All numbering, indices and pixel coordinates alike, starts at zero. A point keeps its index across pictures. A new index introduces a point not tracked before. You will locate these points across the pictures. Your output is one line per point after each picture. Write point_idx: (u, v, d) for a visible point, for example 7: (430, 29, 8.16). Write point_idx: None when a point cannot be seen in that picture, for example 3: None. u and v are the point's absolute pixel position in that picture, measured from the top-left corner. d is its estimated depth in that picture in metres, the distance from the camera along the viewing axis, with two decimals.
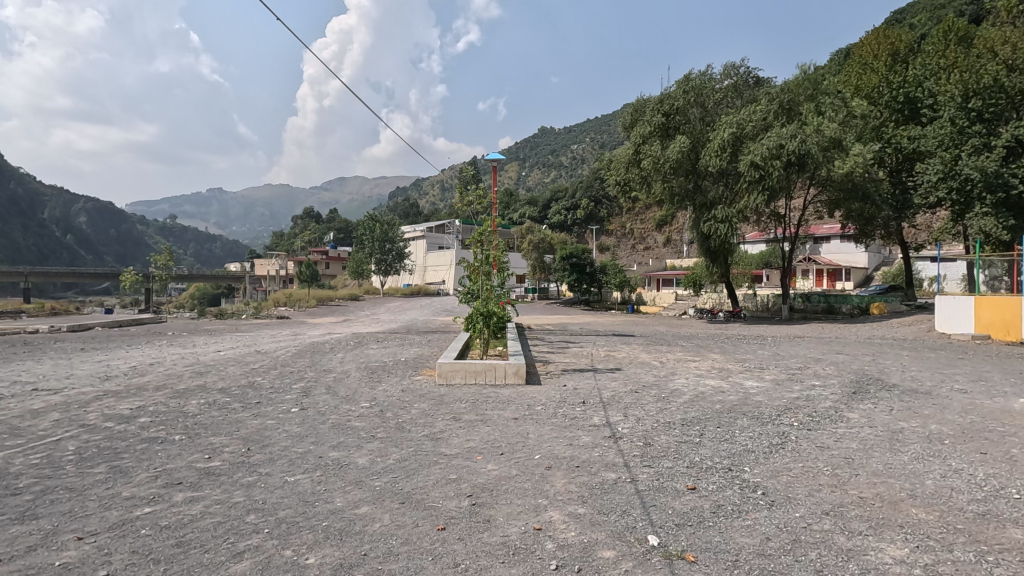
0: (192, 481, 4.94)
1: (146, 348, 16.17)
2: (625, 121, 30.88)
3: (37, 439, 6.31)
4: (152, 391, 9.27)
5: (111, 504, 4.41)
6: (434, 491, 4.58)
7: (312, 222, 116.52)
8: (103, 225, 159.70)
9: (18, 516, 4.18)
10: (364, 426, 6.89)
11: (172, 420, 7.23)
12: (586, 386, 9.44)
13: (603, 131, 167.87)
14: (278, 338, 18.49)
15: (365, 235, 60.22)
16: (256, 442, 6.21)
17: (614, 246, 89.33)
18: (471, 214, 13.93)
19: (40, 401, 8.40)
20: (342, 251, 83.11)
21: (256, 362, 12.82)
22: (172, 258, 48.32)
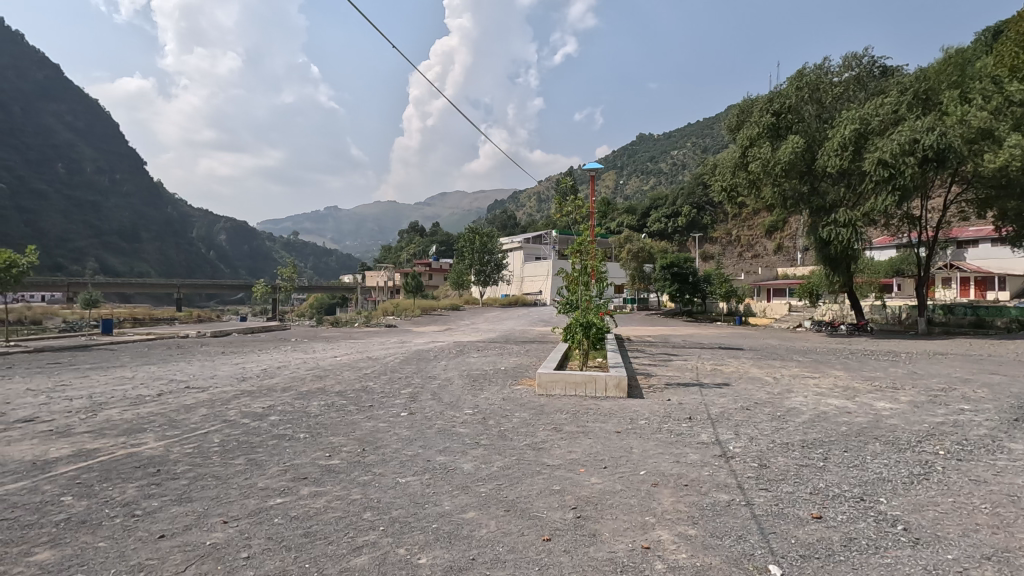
0: (316, 476, 5.37)
1: (274, 353, 17.92)
2: (730, 124, 29.50)
3: (190, 431, 7.18)
4: (281, 392, 10.23)
5: (250, 493, 4.91)
6: (538, 501, 4.59)
7: (416, 235, 122.72)
8: (239, 243, 179.63)
9: (178, 498, 4.78)
10: (468, 432, 7.08)
11: (297, 419, 7.91)
12: (692, 401, 8.99)
13: (707, 134, 160.87)
14: (386, 346, 19.62)
15: (465, 247, 62.22)
16: (369, 442, 6.64)
17: (719, 254, 85.16)
18: (569, 225, 13.81)
19: (191, 397, 9.56)
20: (444, 263, 86.54)
21: (368, 368, 13.65)
22: (295, 271, 53.12)
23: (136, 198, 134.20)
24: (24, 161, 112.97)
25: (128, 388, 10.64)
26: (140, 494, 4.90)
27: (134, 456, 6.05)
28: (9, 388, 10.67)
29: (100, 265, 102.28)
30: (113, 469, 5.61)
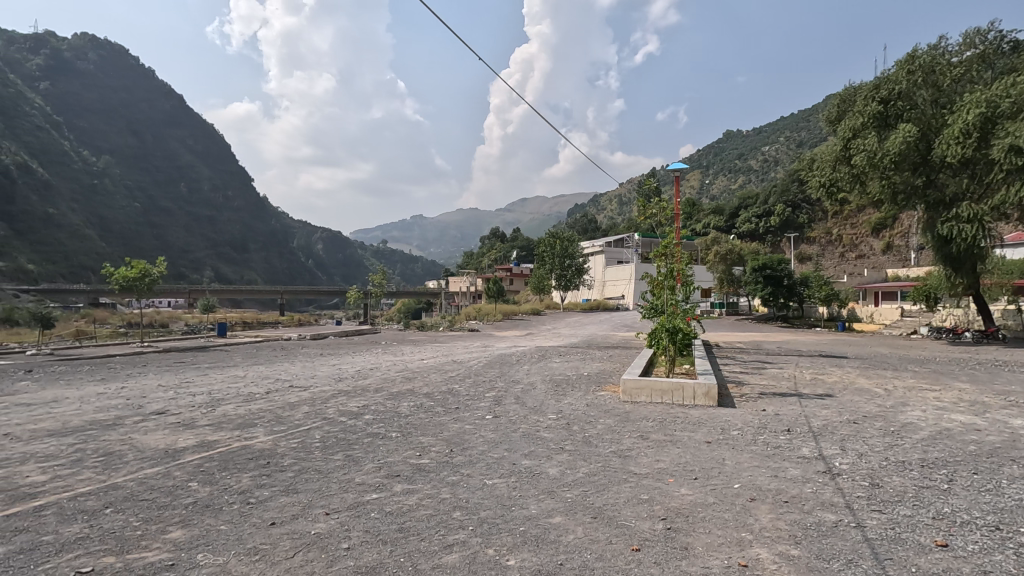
0: (407, 474, 5.59)
1: (366, 355, 18.92)
2: (830, 115, 27.59)
3: (294, 427, 7.76)
4: (374, 392, 10.79)
5: (348, 487, 5.22)
6: (626, 510, 4.50)
7: (498, 241, 124.79)
8: (334, 251, 191.56)
9: (286, 489, 5.19)
10: (553, 437, 7.09)
11: (389, 419, 8.30)
12: (790, 412, 8.42)
13: (803, 127, 150.61)
14: (470, 350, 20.09)
15: (545, 252, 62.39)
16: (457, 444, 6.81)
17: (817, 255, 79.32)
18: (653, 227, 13.42)
19: (295, 396, 10.32)
20: (525, 268, 87.27)
21: (452, 371, 14.05)
22: (384, 278, 55.95)
23: (246, 212, 147.09)
24: (154, 182, 127.54)
25: (242, 385, 11.70)
26: (253, 484, 5.36)
27: (249, 448, 6.63)
28: (147, 383, 12.09)
29: (216, 274, 113.10)
30: (230, 460, 6.17)
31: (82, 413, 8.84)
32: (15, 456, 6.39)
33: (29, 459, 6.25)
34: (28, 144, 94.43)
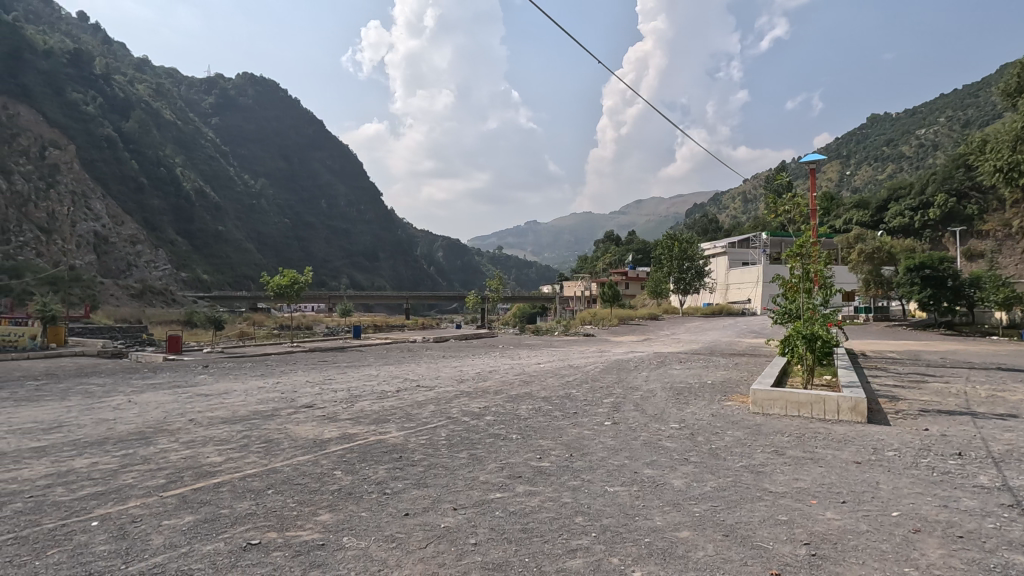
0: (528, 476, 5.69)
1: (486, 358, 19.60)
2: (1008, 87, 23.62)
3: (422, 424, 8.25)
4: (494, 394, 11.12)
5: (473, 485, 5.42)
6: (761, 530, 4.18)
7: (612, 245, 122.80)
8: (454, 258, 200.79)
9: (417, 482, 5.53)
10: (676, 447, 6.79)
11: (509, 420, 8.51)
12: (961, 434, 7.27)
13: (971, 103, 129.97)
14: (587, 355, 19.98)
15: (663, 254, 60.13)
16: (576, 449, 6.78)
17: (991, 251, 67.93)
18: (785, 226, 12.33)
19: (422, 394, 11.00)
20: (641, 272, 84.87)
21: (570, 375, 14.06)
22: (501, 283, 57.47)
23: (376, 223, 159.18)
24: (300, 201, 143.03)
25: (374, 383, 12.70)
26: (388, 475, 5.79)
27: (383, 443, 7.15)
28: (297, 379, 13.57)
29: (351, 281, 123.85)
30: (368, 451, 6.73)
31: (246, 404, 10.12)
32: (198, 438, 7.50)
33: (210, 442, 7.30)
34: (203, 172, 110.64)
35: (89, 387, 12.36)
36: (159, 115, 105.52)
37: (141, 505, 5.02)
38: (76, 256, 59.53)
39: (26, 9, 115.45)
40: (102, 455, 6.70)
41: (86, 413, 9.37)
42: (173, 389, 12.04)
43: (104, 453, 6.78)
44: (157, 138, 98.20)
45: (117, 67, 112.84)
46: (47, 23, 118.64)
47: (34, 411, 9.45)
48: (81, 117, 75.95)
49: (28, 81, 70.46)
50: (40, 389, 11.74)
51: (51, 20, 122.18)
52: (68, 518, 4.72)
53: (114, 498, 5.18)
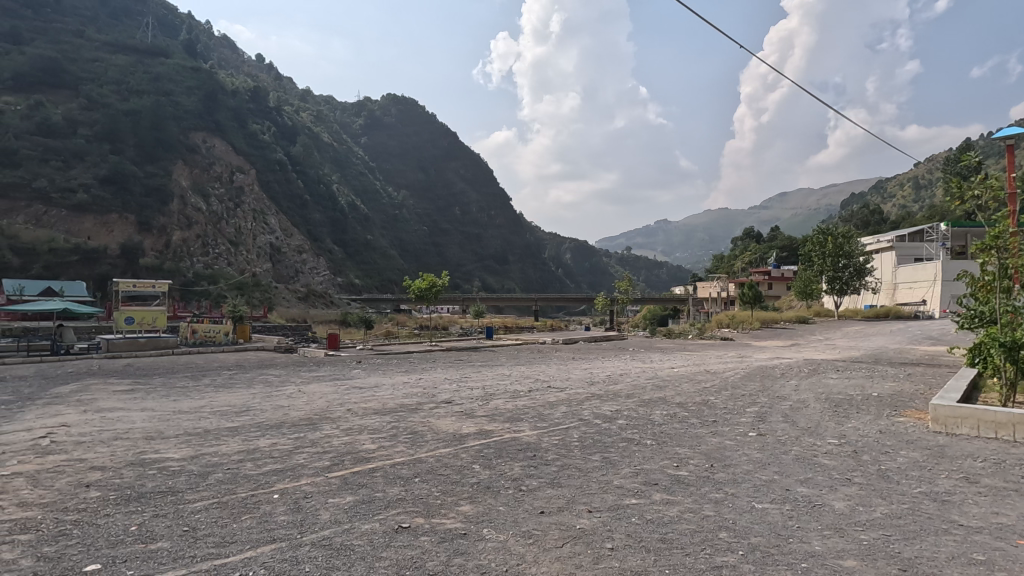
0: (666, 484, 5.48)
1: (616, 360, 19.27)
2: None
3: (554, 425, 8.32)
4: (625, 397, 10.90)
5: (608, 489, 5.35)
6: (949, 569, 3.60)
7: (753, 242, 113.88)
8: (582, 260, 200.41)
9: (551, 482, 5.57)
10: (836, 465, 6.10)
11: (642, 425, 8.28)
12: None
13: None
14: (727, 360, 18.73)
15: (814, 251, 54.33)
16: (717, 459, 6.40)
17: None
18: (974, 212, 10.37)
19: (554, 395, 11.13)
20: (787, 270, 77.56)
21: (708, 381, 13.25)
22: (631, 284, 55.93)
23: (506, 227, 164.23)
24: (436, 209, 152.55)
25: (507, 383, 13.10)
26: (524, 472, 5.93)
27: (518, 440, 7.36)
28: (437, 376, 14.51)
29: (482, 283, 129.22)
30: (503, 448, 6.96)
31: (393, 398, 11.01)
32: (356, 426, 8.33)
33: (366, 430, 8.07)
34: (355, 186, 122.87)
35: (270, 377, 14.42)
36: (319, 139, 119.36)
37: (311, 483, 5.69)
38: (257, 265, 69.37)
39: (220, 58, 137.80)
40: (280, 437, 7.73)
41: (266, 400, 10.89)
42: (333, 381, 13.54)
43: (283, 435, 7.83)
44: (318, 159, 111.05)
45: (286, 100, 129.92)
46: (235, 67, 140.37)
47: (229, 395, 11.23)
48: (259, 145, 88.50)
49: (221, 117, 83.81)
50: (234, 378, 13.99)
51: (238, 64, 144.56)
52: (256, 490, 5.51)
53: (291, 475, 5.96)
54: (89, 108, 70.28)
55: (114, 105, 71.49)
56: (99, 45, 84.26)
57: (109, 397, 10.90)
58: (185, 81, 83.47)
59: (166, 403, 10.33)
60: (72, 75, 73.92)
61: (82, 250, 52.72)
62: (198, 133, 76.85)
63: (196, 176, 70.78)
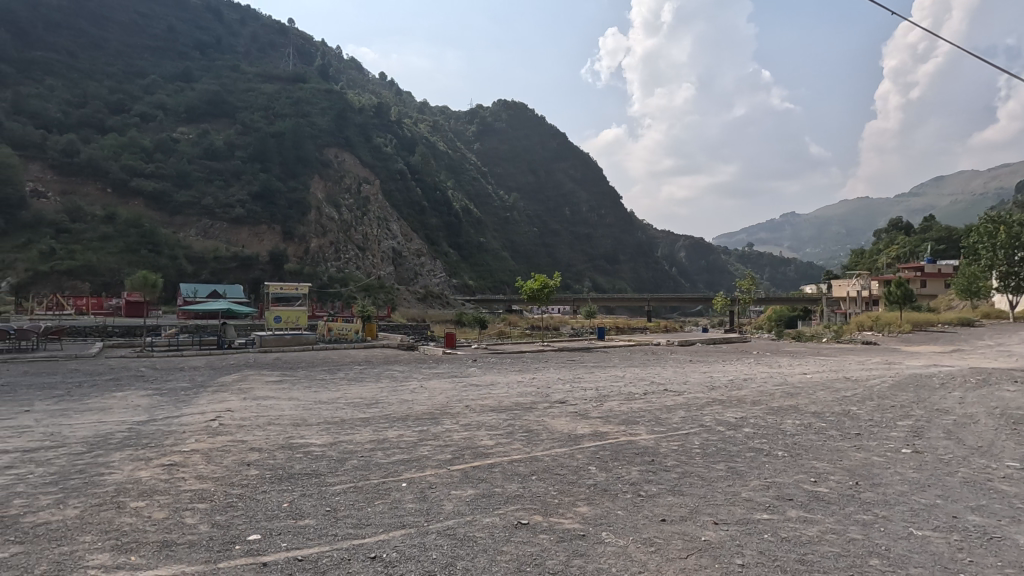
0: (803, 500, 5.02)
1: (738, 364, 18.07)
2: None
3: (672, 430, 7.99)
4: (751, 404, 10.15)
5: (736, 501, 5.01)
6: None
7: (901, 234, 100.95)
8: (698, 258, 190.91)
9: (671, 489, 5.37)
10: (1019, 493, 5.18)
11: (772, 435, 7.67)
12: None
13: None
14: (870, 366, 16.77)
15: (981, 243, 46.86)
16: (864, 477, 5.73)
17: None
18: None
19: (671, 399, 10.68)
20: (945, 266, 67.70)
21: (848, 390, 11.94)
22: (754, 282, 52.19)
23: (616, 226, 161.01)
24: (546, 210, 153.82)
25: (622, 384, 12.80)
26: (642, 478, 5.76)
27: (634, 444, 7.18)
28: (550, 376, 14.61)
29: (593, 283, 127.99)
30: (620, 452, 6.81)
31: (508, 396, 11.27)
32: (474, 422, 8.64)
33: (483, 427, 8.33)
34: (468, 191, 127.77)
35: (395, 372, 15.48)
36: (435, 147, 125.71)
37: (435, 475, 5.99)
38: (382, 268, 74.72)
39: (348, 78, 150.42)
40: (406, 429, 8.24)
41: (392, 393, 11.69)
42: (452, 378, 14.18)
43: (408, 428, 8.34)
44: (434, 166, 117.06)
45: (405, 113, 138.52)
46: (360, 86, 152.40)
47: (361, 388, 12.21)
48: (382, 157, 95.31)
49: (350, 133, 91.48)
50: (363, 372, 15.17)
51: (363, 83, 156.81)
52: (386, 477, 5.92)
53: (416, 466, 6.33)
54: (244, 133, 80.30)
55: (263, 129, 80.92)
56: (251, 77, 95.95)
57: (262, 387, 12.36)
58: (320, 102, 92.13)
59: (309, 394, 11.49)
60: (231, 105, 85.35)
61: (239, 258, 60.34)
62: (330, 149, 84.56)
63: (330, 188, 77.96)
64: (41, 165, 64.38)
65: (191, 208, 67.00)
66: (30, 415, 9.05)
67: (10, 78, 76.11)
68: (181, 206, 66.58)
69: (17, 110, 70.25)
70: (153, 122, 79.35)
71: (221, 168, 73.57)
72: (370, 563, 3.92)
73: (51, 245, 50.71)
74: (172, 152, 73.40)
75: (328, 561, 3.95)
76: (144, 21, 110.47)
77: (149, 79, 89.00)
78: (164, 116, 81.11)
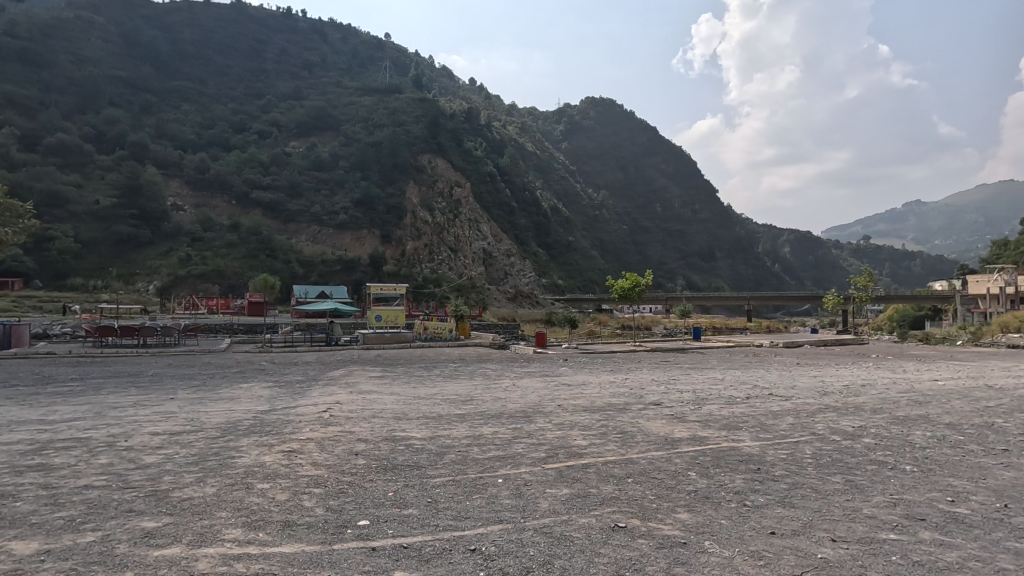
0: (938, 521, 4.50)
1: (855, 368, 16.53)
2: None
3: (780, 438, 7.47)
4: (870, 412, 9.26)
5: (856, 518, 4.59)
6: None
7: None
8: (805, 253, 177.06)
9: (781, 501, 5.02)
10: None
11: (897, 447, 6.93)
12: None
13: None
14: (1020, 375, 14.57)
15: None
16: (1015, 500, 5.01)
17: None
18: None
19: (778, 404, 9.99)
20: None
21: (990, 400, 10.50)
22: (872, 279, 47.52)
23: (712, 222, 153.36)
24: (637, 207, 149.99)
25: (722, 387, 12.17)
26: (748, 486, 5.44)
27: (737, 450, 6.80)
28: (644, 377, 14.28)
29: (687, 282, 122.85)
30: (722, 458, 6.47)
31: (601, 396, 11.16)
32: (568, 422, 8.64)
33: (576, 427, 8.30)
34: (556, 190, 127.68)
35: (488, 370, 15.84)
36: (524, 148, 127.06)
37: (530, 472, 6.06)
38: (473, 268, 76.69)
39: (440, 86, 155.94)
40: (499, 426, 8.40)
41: (486, 391, 12.00)
42: (544, 377, 14.25)
43: (502, 425, 8.48)
44: (523, 167, 118.33)
45: (494, 116, 141.29)
46: (451, 92, 157.47)
47: (455, 386, 12.62)
48: (473, 160, 97.94)
49: (442, 139, 94.80)
50: (458, 370, 15.68)
51: (454, 89, 161.97)
52: (483, 472, 6.07)
53: (511, 463, 6.43)
54: (346, 144, 85.96)
55: (364, 139, 86.09)
56: (353, 91, 102.48)
57: (367, 382, 13.19)
58: (414, 111, 96.36)
59: (408, 389, 12.10)
60: (335, 119, 91.71)
61: (344, 261, 64.66)
62: (424, 155, 88.17)
63: (424, 193, 81.32)
64: (179, 182, 73.05)
65: (302, 216, 72.75)
66: (176, 402, 10.33)
67: (156, 107, 87.10)
68: (293, 214, 72.57)
69: (161, 134, 80.26)
70: (269, 138, 87.23)
71: (327, 178, 79.27)
72: (471, 555, 4.04)
73: (188, 253, 57.42)
74: (285, 165, 80.27)
75: (430, 550, 4.12)
76: (262, 47, 121.74)
77: (266, 99, 97.85)
78: (278, 132, 88.89)
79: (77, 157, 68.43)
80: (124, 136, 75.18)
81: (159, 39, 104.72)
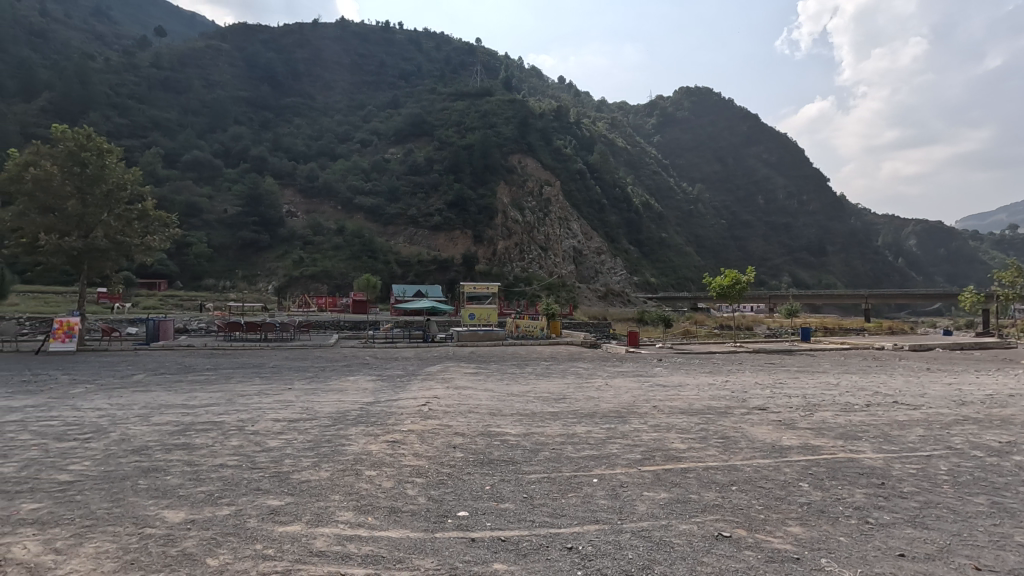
0: None
1: (1000, 376, 14.46)
2: None
3: (908, 450, 6.75)
4: (1022, 427, 8.08)
5: (1006, 545, 4.05)
6: None
7: None
8: (935, 246, 158.14)
9: (911, 519, 4.54)
10: None
11: None
12: None
13: None
14: None
15: None
16: None
17: None
18: None
19: (904, 413, 9.01)
20: None
21: None
22: (1020, 274, 41.42)
23: (822, 213, 141.30)
24: (736, 200, 141.86)
25: (836, 393, 11.20)
26: (869, 502, 4.97)
27: (857, 462, 6.22)
28: (746, 379, 13.47)
29: (793, 279, 114.17)
30: (839, 469, 5.96)
31: (700, 398, 10.71)
32: (664, 424, 8.37)
33: (674, 429, 8.01)
34: (648, 186, 123.96)
35: (580, 369, 15.68)
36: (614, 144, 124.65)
37: (626, 473, 5.94)
38: (563, 267, 76.54)
39: (529, 86, 156.95)
40: (594, 426, 8.33)
41: (579, 389, 11.90)
42: (638, 377, 13.91)
43: (596, 425, 8.40)
44: (614, 164, 116.13)
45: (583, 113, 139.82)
46: (540, 91, 157.70)
47: (548, 384, 12.64)
48: (562, 158, 97.66)
49: (532, 138, 95.45)
50: (550, 369, 15.69)
51: (543, 89, 162.26)
52: (578, 471, 6.04)
53: (606, 463, 6.35)
54: (440, 148, 89.15)
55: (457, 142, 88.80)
56: (446, 97, 105.95)
57: (462, 377, 13.60)
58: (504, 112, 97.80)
59: (501, 386, 12.34)
60: (430, 124, 95.40)
61: (438, 261, 67.15)
62: (514, 155, 89.27)
63: (514, 193, 82.32)
64: (293, 190, 79.64)
65: (400, 218, 76.56)
66: (293, 391, 11.30)
67: (273, 123, 95.62)
68: (392, 217, 76.54)
69: (277, 147, 87.97)
70: (370, 146, 92.60)
71: (422, 181, 82.72)
72: (567, 554, 4.04)
73: (300, 255, 62.42)
74: (384, 171, 84.90)
75: (527, 546, 4.17)
76: (363, 61, 129.31)
77: (367, 109, 103.95)
78: (378, 140, 94.10)
79: (208, 171, 76.82)
80: (246, 151, 83.25)
81: (274, 60, 114.66)
